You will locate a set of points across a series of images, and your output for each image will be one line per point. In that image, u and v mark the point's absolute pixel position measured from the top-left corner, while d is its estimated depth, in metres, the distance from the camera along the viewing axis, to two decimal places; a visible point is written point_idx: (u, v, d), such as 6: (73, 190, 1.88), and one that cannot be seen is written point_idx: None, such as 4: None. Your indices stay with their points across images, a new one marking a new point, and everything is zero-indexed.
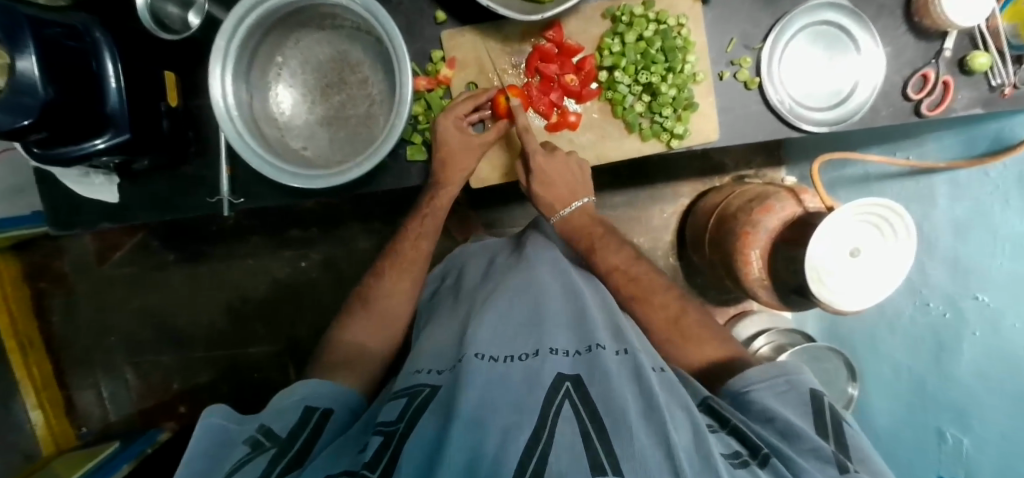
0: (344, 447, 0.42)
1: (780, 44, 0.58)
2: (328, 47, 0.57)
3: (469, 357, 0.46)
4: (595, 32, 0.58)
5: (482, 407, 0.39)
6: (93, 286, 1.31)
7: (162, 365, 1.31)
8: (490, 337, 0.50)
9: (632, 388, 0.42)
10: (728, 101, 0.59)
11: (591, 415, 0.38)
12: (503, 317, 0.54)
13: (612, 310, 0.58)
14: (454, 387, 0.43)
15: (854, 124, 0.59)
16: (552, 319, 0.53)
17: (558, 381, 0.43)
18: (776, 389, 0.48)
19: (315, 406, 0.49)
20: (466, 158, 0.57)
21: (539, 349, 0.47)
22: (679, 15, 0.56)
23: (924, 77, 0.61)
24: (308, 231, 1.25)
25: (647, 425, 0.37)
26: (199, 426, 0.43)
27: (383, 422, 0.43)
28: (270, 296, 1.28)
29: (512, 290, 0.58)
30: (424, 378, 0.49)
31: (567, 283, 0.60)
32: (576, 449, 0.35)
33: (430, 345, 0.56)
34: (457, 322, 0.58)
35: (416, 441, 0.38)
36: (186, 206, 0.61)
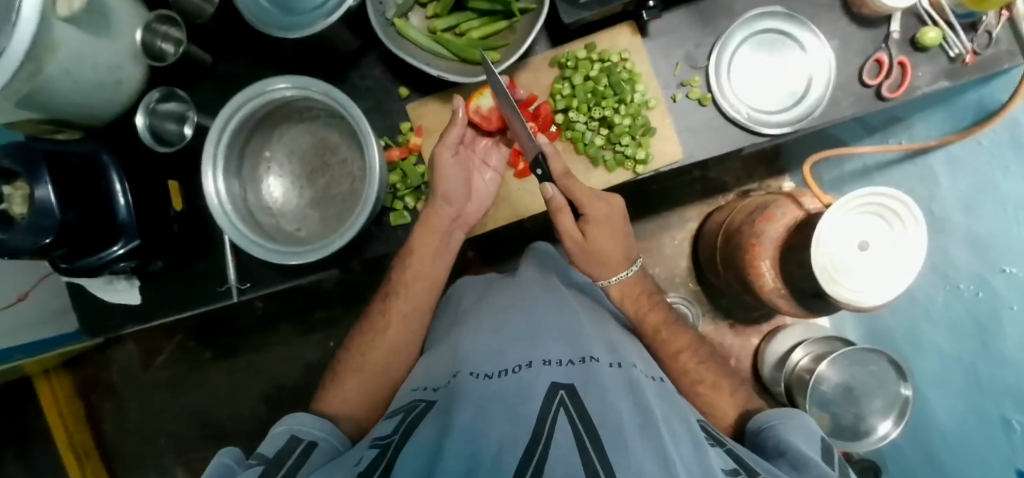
0: (339, 464, 0.43)
1: (724, 58, 0.60)
2: (309, 136, 0.63)
3: (465, 373, 0.49)
4: (545, 80, 0.62)
5: (477, 420, 0.39)
6: (138, 390, 1.37)
7: (209, 462, 1.34)
8: (484, 356, 0.51)
9: (627, 403, 0.42)
10: (687, 120, 0.61)
11: (585, 423, 0.38)
12: (499, 336, 0.55)
13: (609, 333, 0.59)
14: (450, 401, 0.44)
15: (817, 120, 0.60)
16: (546, 334, 0.54)
17: (552, 391, 0.42)
18: (794, 429, 0.48)
19: (302, 438, 0.50)
20: (456, 198, 0.61)
21: (532, 362, 0.48)
22: (621, 51, 0.60)
23: (877, 61, 0.62)
24: (332, 311, 1.30)
25: (645, 440, 0.37)
26: (212, 461, 0.46)
27: (379, 437, 0.44)
28: (304, 379, 1.32)
29: (508, 314, 0.60)
30: (419, 395, 0.51)
31: (561, 305, 0.62)
32: (570, 457, 0.34)
33: (428, 364, 0.59)
34: (450, 348, 0.59)
35: (410, 455, 0.38)
36: (200, 297, 0.66)
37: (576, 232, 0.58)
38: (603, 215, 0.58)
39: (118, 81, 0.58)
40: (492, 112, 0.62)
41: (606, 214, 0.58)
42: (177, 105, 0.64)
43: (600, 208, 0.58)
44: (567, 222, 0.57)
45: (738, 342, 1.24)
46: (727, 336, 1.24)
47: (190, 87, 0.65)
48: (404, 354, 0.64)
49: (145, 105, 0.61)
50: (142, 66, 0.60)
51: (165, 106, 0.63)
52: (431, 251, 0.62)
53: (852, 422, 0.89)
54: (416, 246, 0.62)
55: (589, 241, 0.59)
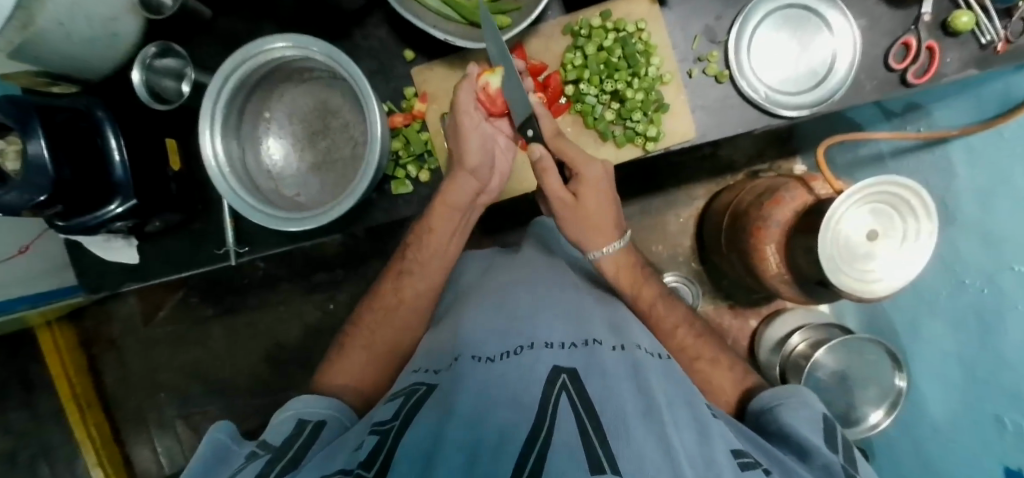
0: (338, 449, 0.42)
1: (745, 32, 0.57)
2: (310, 98, 0.61)
3: (466, 356, 0.49)
4: (557, 49, 0.59)
5: (479, 405, 0.40)
6: (139, 345, 1.39)
7: (209, 416, 1.37)
8: (487, 336, 0.52)
9: (630, 385, 0.43)
10: (701, 98, 0.59)
11: (587, 411, 0.38)
12: (503, 316, 0.55)
13: (614, 313, 0.60)
14: (452, 384, 0.45)
15: (836, 103, 0.58)
16: (548, 315, 0.55)
17: (554, 375, 0.43)
18: (799, 411, 0.47)
19: (308, 419, 0.49)
20: (484, 173, 0.60)
21: (534, 343, 0.48)
22: (637, 21, 0.57)
23: (905, 45, 0.59)
24: (333, 274, 1.30)
25: (646, 425, 0.37)
26: (206, 439, 0.45)
27: (379, 422, 0.43)
28: (304, 341, 1.33)
29: (513, 296, 0.60)
30: (422, 376, 0.51)
31: (565, 289, 0.62)
32: (573, 444, 0.34)
33: (429, 345, 0.58)
34: (453, 324, 0.59)
35: (412, 442, 0.38)
36: (200, 260, 0.66)
37: (567, 193, 0.58)
38: (595, 178, 0.57)
39: (114, 34, 0.55)
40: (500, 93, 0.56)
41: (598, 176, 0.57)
42: (175, 62, 0.62)
43: (592, 170, 0.56)
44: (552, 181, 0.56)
45: (737, 323, 1.24)
46: (726, 317, 1.24)
47: (186, 43, 0.62)
48: (404, 325, 0.64)
49: (141, 61, 0.58)
50: (137, 20, 0.58)
51: (162, 62, 0.61)
52: (453, 225, 0.63)
53: (845, 409, 0.89)
54: (435, 223, 0.62)
55: (579, 204, 0.58)
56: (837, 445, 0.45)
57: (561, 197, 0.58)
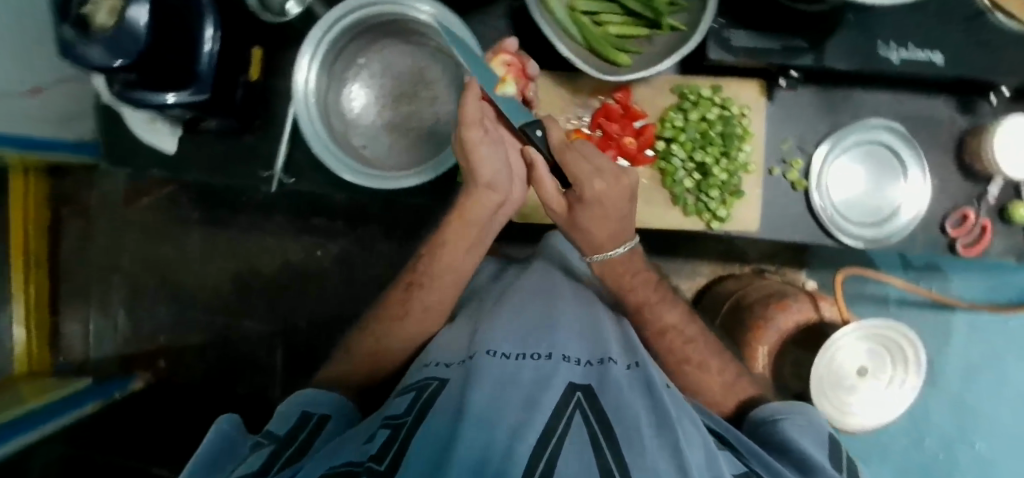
0: (348, 440, 0.41)
1: (830, 153, 0.60)
2: (409, 59, 0.60)
3: (481, 352, 0.49)
4: (660, 103, 0.59)
5: (494, 403, 0.40)
6: (111, 221, 1.32)
7: (155, 317, 1.31)
8: (504, 335, 0.52)
9: (642, 403, 0.44)
10: (773, 196, 0.61)
11: (602, 429, 0.39)
12: (520, 321, 0.55)
13: (626, 330, 0.59)
14: (466, 381, 0.45)
15: (889, 245, 0.61)
16: (565, 327, 0.55)
17: (569, 391, 0.43)
18: (810, 439, 0.48)
19: (313, 412, 0.49)
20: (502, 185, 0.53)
21: (552, 353, 0.49)
22: (743, 105, 0.59)
23: (963, 215, 0.62)
24: (333, 223, 1.26)
25: (658, 441, 0.39)
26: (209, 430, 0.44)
27: (391, 417, 0.43)
28: (279, 276, 1.29)
29: (528, 303, 0.59)
30: (433, 371, 0.51)
31: (584, 303, 0.61)
32: (585, 457, 0.36)
33: (446, 339, 0.58)
34: (471, 324, 0.59)
35: (429, 433, 0.38)
36: (240, 174, 0.66)
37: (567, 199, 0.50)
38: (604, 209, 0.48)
39: None
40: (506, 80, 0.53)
41: (602, 195, 0.47)
42: None
43: (598, 190, 0.47)
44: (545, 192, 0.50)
45: None
46: None
47: None
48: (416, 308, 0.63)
49: None
50: None
51: None
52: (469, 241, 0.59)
53: None
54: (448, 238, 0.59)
55: (576, 217, 0.51)
56: (837, 462, 0.46)
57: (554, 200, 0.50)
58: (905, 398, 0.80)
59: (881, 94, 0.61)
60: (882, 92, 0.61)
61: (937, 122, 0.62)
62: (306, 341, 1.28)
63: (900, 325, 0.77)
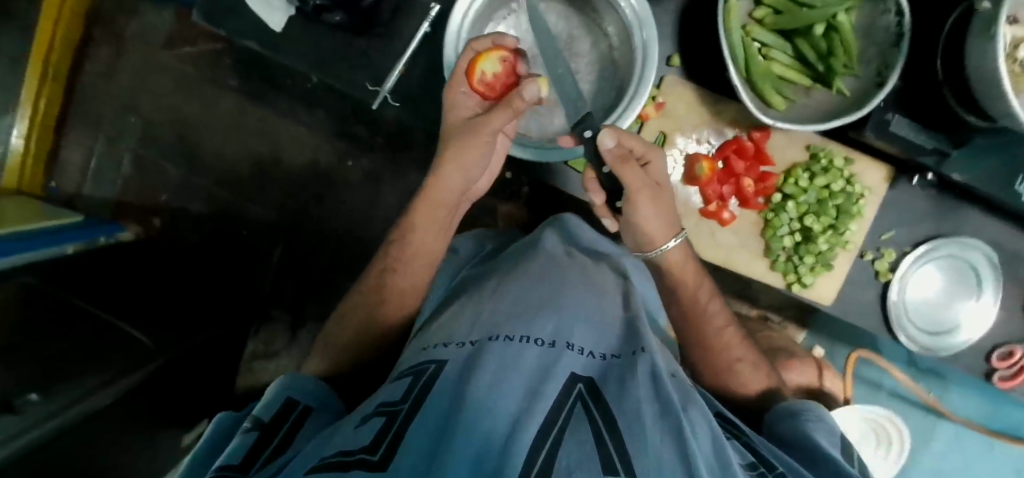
0: (331, 436, 0.33)
1: (922, 257, 0.61)
2: (563, 22, 0.56)
3: (482, 338, 0.40)
4: (791, 155, 0.58)
5: (495, 391, 0.32)
6: (142, 58, 1.22)
7: (163, 172, 1.25)
8: (505, 316, 0.44)
9: (647, 388, 0.36)
10: (856, 278, 0.61)
11: (604, 419, 0.31)
12: (524, 305, 0.46)
13: (635, 314, 0.51)
14: (461, 367, 0.36)
15: (934, 357, 0.63)
16: (573, 310, 0.47)
17: (570, 381, 0.35)
18: (825, 436, 0.45)
19: (297, 399, 0.44)
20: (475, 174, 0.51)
21: (556, 340, 0.40)
22: (866, 185, 0.58)
23: (1010, 351, 0.64)
24: (373, 138, 1.20)
25: (663, 426, 0.32)
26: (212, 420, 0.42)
27: (385, 403, 0.34)
28: (302, 173, 1.24)
29: (535, 284, 0.50)
30: (440, 354, 0.40)
31: (599, 290, 0.53)
32: (587, 447, 0.28)
33: (448, 318, 0.48)
34: (472, 304, 0.49)
35: (422, 423, 0.30)
36: (342, 76, 0.61)
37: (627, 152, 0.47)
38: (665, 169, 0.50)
39: None
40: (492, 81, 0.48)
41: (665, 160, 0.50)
42: None
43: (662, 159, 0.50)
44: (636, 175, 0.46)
45: None
46: None
47: None
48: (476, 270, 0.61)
49: None
50: None
51: None
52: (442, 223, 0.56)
53: None
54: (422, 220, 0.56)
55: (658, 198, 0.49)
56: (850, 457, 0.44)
57: (613, 148, 0.45)
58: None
59: (988, 217, 0.61)
60: (991, 216, 0.61)
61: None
62: (310, 245, 1.26)
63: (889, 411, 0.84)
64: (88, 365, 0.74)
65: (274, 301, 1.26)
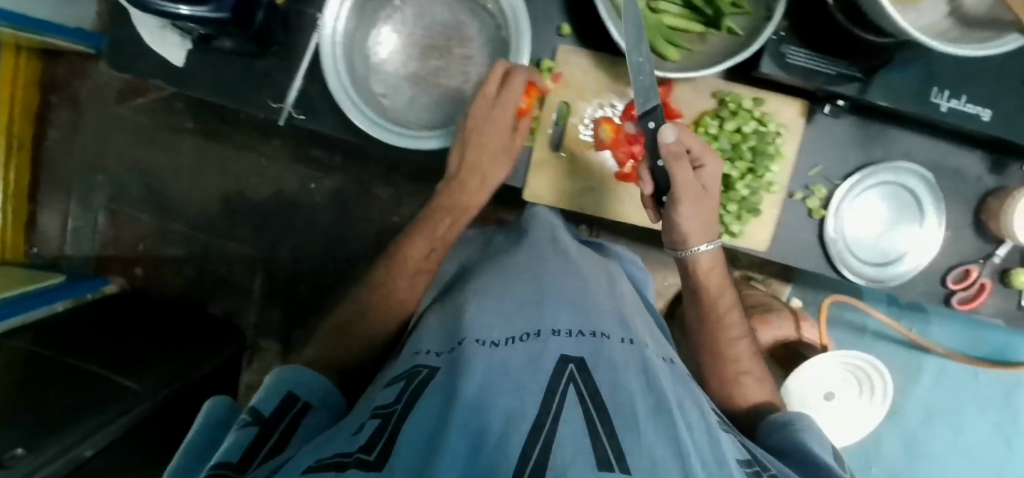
0: (333, 436, 0.34)
1: (854, 188, 0.59)
2: (448, 12, 0.57)
3: (470, 339, 0.39)
4: (698, 106, 0.57)
5: (484, 391, 0.32)
6: (100, 116, 1.24)
7: (136, 223, 1.26)
8: (492, 314, 0.43)
9: (638, 380, 0.36)
10: (791, 220, 0.60)
11: (596, 405, 0.32)
12: (505, 296, 0.45)
13: (619, 296, 0.51)
14: (450, 374, 0.36)
15: (885, 287, 0.62)
16: (559, 296, 0.45)
17: (561, 365, 0.35)
18: (820, 443, 0.48)
19: (296, 396, 0.42)
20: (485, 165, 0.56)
21: (541, 330, 0.40)
22: (781, 123, 0.57)
23: (965, 270, 0.63)
24: (331, 157, 1.21)
25: (656, 421, 0.32)
26: (201, 413, 0.43)
27: (380, 406, 0.36)
28: (269, 203, 1.24)
29: (521, 273, 0.49)
30: (424, 360, 0.42)
31: (593, 275, 0.52)
32: (581, 439, 0.28)
33: (435, 322, 0.49)
34: (456, 305, 0.49)
35: (416, 428, 0.31)
36: (247, 99, 0.61)
37: (682, 151, 0.49)
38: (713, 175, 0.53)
39: None
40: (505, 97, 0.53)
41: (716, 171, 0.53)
42: None
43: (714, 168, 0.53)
44: (687, 171, 0.49)
45: None
46: None
47: None
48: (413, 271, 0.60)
49: None
50: None
51: None
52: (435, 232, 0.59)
53: None
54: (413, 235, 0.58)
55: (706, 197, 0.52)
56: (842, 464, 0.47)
57: (671, 142, 0.47)
58: (871, 421, 0.84)
59: (919, 137, 0.60)
60: (922, 134, 0.60)
61: (965, 176, 0.62)
62: (287, 273, 1.26)
63: (863, 353, 0.80)
64: (72, 421, 0.75)
65: (261, 333, 1.26)
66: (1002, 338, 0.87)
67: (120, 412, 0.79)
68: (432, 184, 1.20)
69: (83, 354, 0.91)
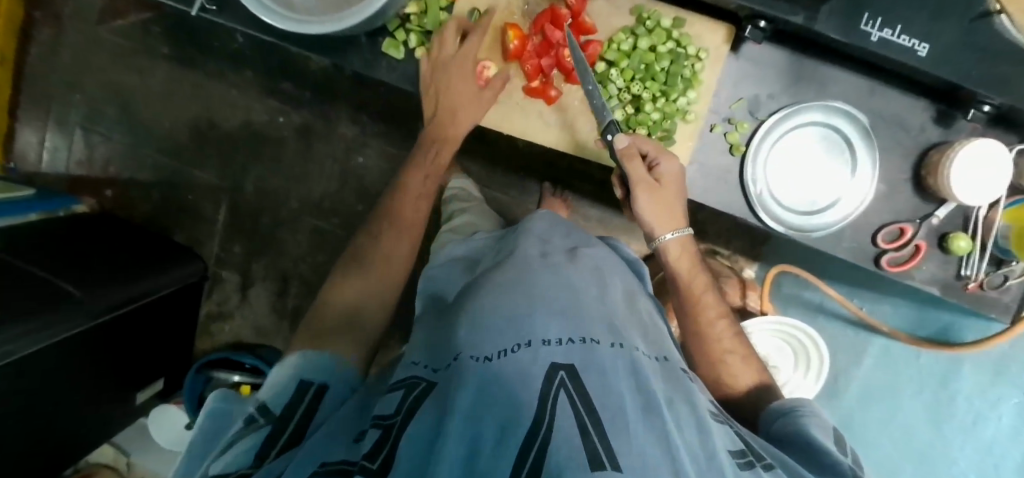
0: (331, 442, 0.34)
1: (780, 126, 0.55)
2: None
3: (465, 356, 0.36)
4: (615, 23, 0.54)
5: (476, 408, 0.29)
6: (78, 36, 1.25)
7: (111, 145, 1.29)
8: (481, 319, 0.39)
9: (630, 382, 0.34)
10: (708, 156, 0.57)
11: (588, 410, 0.30)
12: (495, 301, 0.41)
13: (611, 291, 0.48)
14: (443, 390, 0.34)
15: (812, 240, 0.58)
16: (555, 294, 0.42)
17: (549, 373, 0.32)
18: (819, 427, 0.44)
19: (309, 380, 0.42)
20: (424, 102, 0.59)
21: (534, 338, 0.36)
22: (701, 47, 0.53)
23: (901, 230, 0.59)
24: (301, 91, 1.21)
25: (647, 423, 0.30)
26: (204, 406, 0.44)
27: (380, 417, 0.35)
28: (237, 134, 1.25)
29: (518, 272, 0.46)
30: (419, 370, 0.41)
31: (599, 275, 0.50)
32: (570, 443, 0.26)
33: (433, 330, 0.47)
34: (451, 312, 0.47)
35: (409, 445, 0.29)
36: None
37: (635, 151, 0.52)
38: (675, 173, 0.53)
39: None
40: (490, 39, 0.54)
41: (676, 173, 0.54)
42: None
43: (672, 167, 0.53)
44: (638, 169, 0.52)
45: None
46: None
47: None
48: None
49: None
50: None
51: None
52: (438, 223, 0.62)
53: None
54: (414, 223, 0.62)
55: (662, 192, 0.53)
56: (846, 451, 0.42)
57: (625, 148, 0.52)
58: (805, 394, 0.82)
59: (855, 77, 0.56)
60: (861, 75, 0.56)
61: (905, 125, 0.57)
62: (252, 206, 1.27)
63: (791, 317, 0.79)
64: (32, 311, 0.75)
65: (223, 263, 1.28)
66: (947, 318, 0.86)
67: (84, 314, 0.81)
68: (398, 126, 1.20)
69: (58, 269, 0.89)
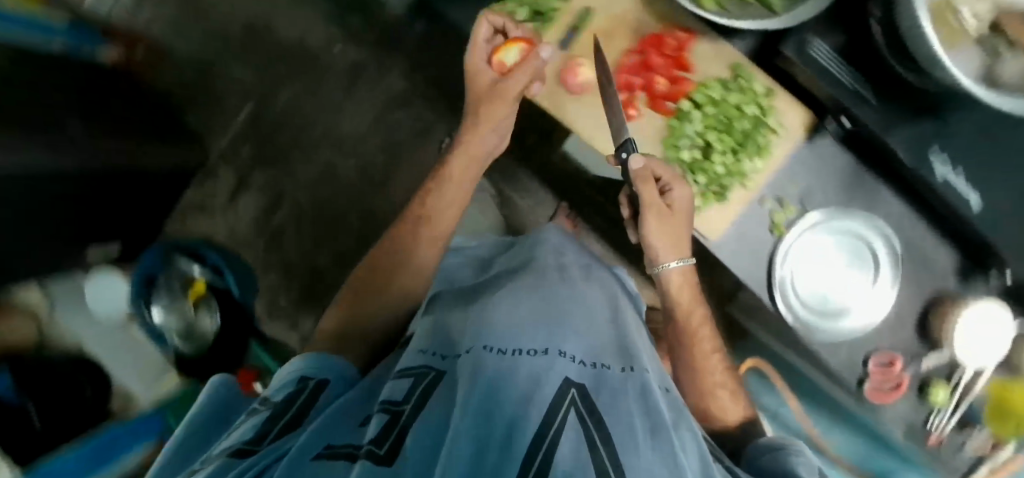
0: (338, 425, 0.35)
1: (822, 223, 0.57)
2: None
3: (479, 348, 0.38)
4: (710, 71, 0.56)
5: (488, 400, 0.29)
6: None
7: (161, 7, 1.25)
8: (500, 328, 0.41)
9: (638, 405, 0.34)
10: (748, 224, 0.59)
11: (598, 425, 0.29)
12: (511, 317, 0.43)
13: (625, 331, 0.47)
14: (451, 389, 0.34)
15: (814, 340, 0.58)
16: (569, 322, 0.43)
17: (563, 387, 0.32)
18: (804, 463, 0.44)
19: (309, 377, 0.45)
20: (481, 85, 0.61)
21: (549, 349, 0.37)
22: (781, 124, 0.55)
23: (891, 362, 0.60)
24: (367, 30, 1.21)
25: (654, 442, 0.30)
26: (204, 393, 0.48)
27: (389, 401, 0.35)
28: (290, 46, 1.23)
29: (537, 295, 0.48)
30: (429, 360, 0.42)
31: (612, 311, 0.51)
32: (581, 448, 0.25)
33: (443, 330, 0.49)
34: (467, 316, 0.49)
35: (418, 436, 0.29)
36: None
37: (651, 175, 0.54)
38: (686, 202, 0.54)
39: None
40: (515, 68, 0.56)
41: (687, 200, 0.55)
42: None
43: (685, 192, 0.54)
44: (650, 193, 0.53)
45: None
46: None
47: None
48: None
49: None
50: None
51: None
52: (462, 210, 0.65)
53: None
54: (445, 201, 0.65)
55: (671, 217, 0.55)
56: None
57: (640, 170, 0.53)
58: None
59: (901, 205, 0.59)
60: (908, 207, 0.58)
61: (933, 267, 0.59)
62: (276, 118, 1.24)
63: None
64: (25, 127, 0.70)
65: (225, 162, 1.24)
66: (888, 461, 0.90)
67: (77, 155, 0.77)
68: (447, 98, 1.20)
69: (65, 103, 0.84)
